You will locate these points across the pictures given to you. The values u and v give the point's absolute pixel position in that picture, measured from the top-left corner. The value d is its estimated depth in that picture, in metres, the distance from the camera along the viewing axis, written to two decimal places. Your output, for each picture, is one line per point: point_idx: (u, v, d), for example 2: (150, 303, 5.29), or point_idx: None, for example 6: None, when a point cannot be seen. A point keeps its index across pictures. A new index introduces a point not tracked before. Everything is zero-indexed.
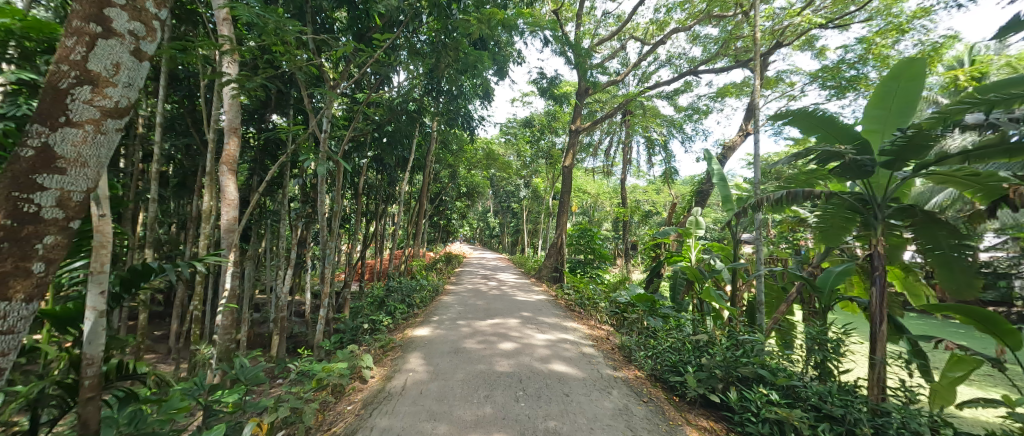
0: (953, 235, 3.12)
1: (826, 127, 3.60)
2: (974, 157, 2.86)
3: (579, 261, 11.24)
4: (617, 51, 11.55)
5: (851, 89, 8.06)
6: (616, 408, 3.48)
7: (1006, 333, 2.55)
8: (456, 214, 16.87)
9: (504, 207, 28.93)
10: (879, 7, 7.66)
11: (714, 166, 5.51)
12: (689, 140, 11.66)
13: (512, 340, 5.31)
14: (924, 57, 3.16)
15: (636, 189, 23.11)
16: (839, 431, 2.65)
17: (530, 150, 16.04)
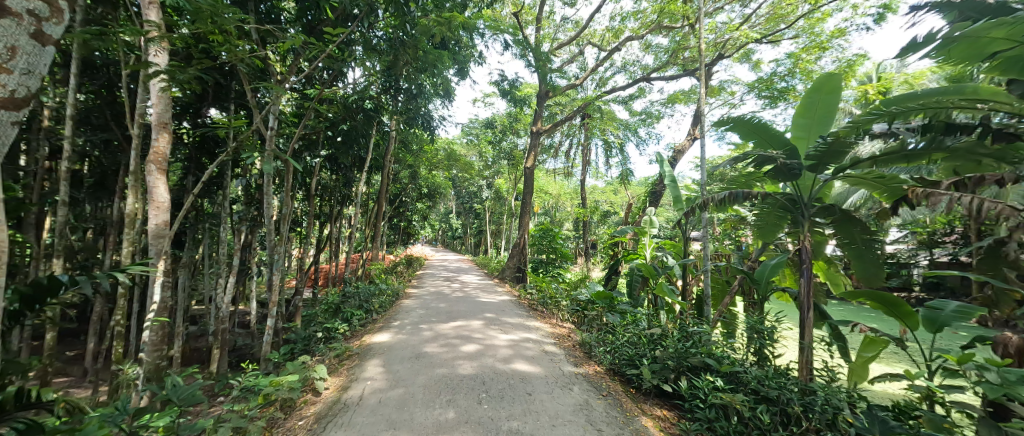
0: (865, 231, 3.53)
1: (760, 134, 3.87)
2: (880, 162, 3.21)
3: (541, 261, 11.42)
4: (575, 55, 11.92)
5: (782, 100, 8.90)
6: (576, 404, 3.58)
7: (907, 316, 2.89)
8: (417, 215, 16.54)
9: (466, 207, 28.78)
10: (804, 26, 8.51)
11: (666, 168, 5.83)
12: (642, 143, 12.29)
13: (475, 342, 5.27)
14: (840, 72, 3.43)
15: (595, 190, 23.90)
16: (773, 411, 2.89)
17: (492, 151, 16.07)
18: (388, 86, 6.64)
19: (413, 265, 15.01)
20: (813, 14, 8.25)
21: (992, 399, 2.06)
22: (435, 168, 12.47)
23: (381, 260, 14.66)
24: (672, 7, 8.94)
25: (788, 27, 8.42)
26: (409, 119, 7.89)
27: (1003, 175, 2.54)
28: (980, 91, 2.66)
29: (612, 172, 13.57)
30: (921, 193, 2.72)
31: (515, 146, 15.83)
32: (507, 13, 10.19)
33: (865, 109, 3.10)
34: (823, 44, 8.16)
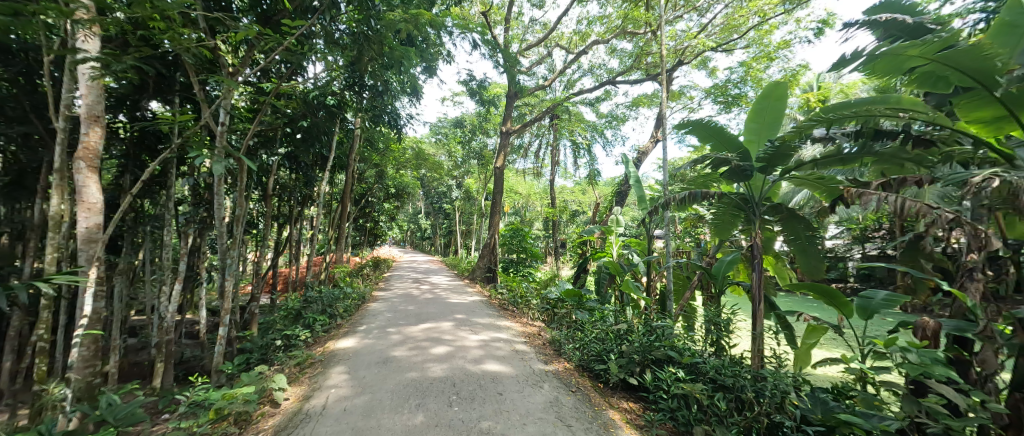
0: (808, 228, 3.84)
1: (717, 137, 4.10)
2: (820, 165, 3.49)
3: (511, 260, 11.46)
4: (543, 57, 12.07)
5: (735, 105, 9.49)
6: (547, 401, 3.63)
7: (842, 305, 3.14)
8: (384, 216, 16.11)
9: (435, 207, 28.38)
10: (754, 37, 9.11)
11: (631, 169, 6.05)
12: (608, 144, 12.66)
13: (445, 344, 5.21)
14: (786, 80, 3.70)
15: (564, 190, 24.34)
16: (729, 398, 3.08)
17: (461, 151, 15.94)
18: (351, 82, 6.40)
19: (381, 267, 14.62)
20: (762, 26, 8.85)
21: (913, 377, 2.26)
22: (402, 167, 12.19)
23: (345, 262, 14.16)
24: (635, 14, 9.30)
25: (740, 38, 8.99)
26: (374, 116, 7.63)
27: (921, 177, 2.85)
28: (902, 101, 2.96)
29: (580, 172, 13.86)
30: (854, 193, 2.99)
31: (484, 146, 15.85)
32: (475, 12, 10.16)
33: (807, 116, 3.36)
34: (770, 55, 8.77)
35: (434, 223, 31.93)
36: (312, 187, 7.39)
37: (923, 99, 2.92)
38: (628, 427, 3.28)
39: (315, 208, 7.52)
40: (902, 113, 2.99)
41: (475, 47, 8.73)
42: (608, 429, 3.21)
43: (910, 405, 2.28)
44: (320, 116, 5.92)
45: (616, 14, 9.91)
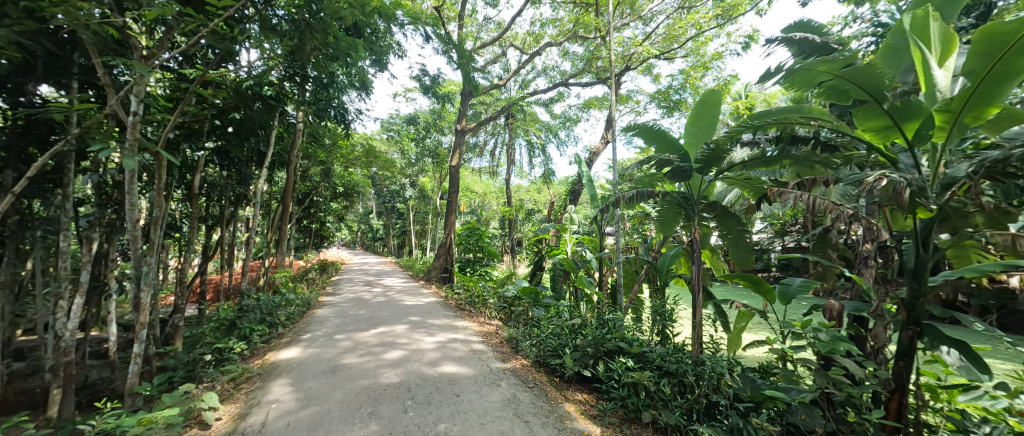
0: (739, 223, 4.22)
1: (661, 139, 4.40)
2: (748, 166, 3.86)
3: (467, 260, 11.35)
4: (497, 56, 12.12)
5: (677, 110, 10.23)
6: (504, 399, 3.66)
7: (766, 291, 3.48)
8: (331, 216, 15.29)
9: (387, 207, 27.50)
10: (691, 47, 9.86)
11: (584, 169, 6.31)
12: (563, 144, 13.02)
13: (399, 348, 5.04)
14: (719, 88, 4.04)
15: (519, 189, 24.66)
16: (673, 383, 3.30)
17: (414, 149, 15.56)
18: (293, 72, 5.94)
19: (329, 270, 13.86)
20: (699, 38, 9.61)
21: (823, 354, 2.54)
22: (350, 165, 11.61)
23: (288, 267, 13.25)
24: (586, 19, 9.67)
25: (680, 47, 9.69)
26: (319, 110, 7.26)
27: (827, 178, 3.26)
28: (812, 111, 3.35)
29: (535, 172, 14.10)
30: (776, 192, 3.34)
31: (439, 143, 15.82)
32: (429, 6, 9.95)
33: (736, 121, 3.71)
34: (706, 64, 9.53)
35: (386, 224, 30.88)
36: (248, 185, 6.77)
37: (828, 110, 3.32)
38: (583, 418, 3.41)
39: (252, 208, 6.91)
40: (812, 122, 3.38)
41: (429, 41, 8.53)
42: (564, 422, 3.32)
43: (821, 380, 2.53)
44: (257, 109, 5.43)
45: (568, 18, 10.30)
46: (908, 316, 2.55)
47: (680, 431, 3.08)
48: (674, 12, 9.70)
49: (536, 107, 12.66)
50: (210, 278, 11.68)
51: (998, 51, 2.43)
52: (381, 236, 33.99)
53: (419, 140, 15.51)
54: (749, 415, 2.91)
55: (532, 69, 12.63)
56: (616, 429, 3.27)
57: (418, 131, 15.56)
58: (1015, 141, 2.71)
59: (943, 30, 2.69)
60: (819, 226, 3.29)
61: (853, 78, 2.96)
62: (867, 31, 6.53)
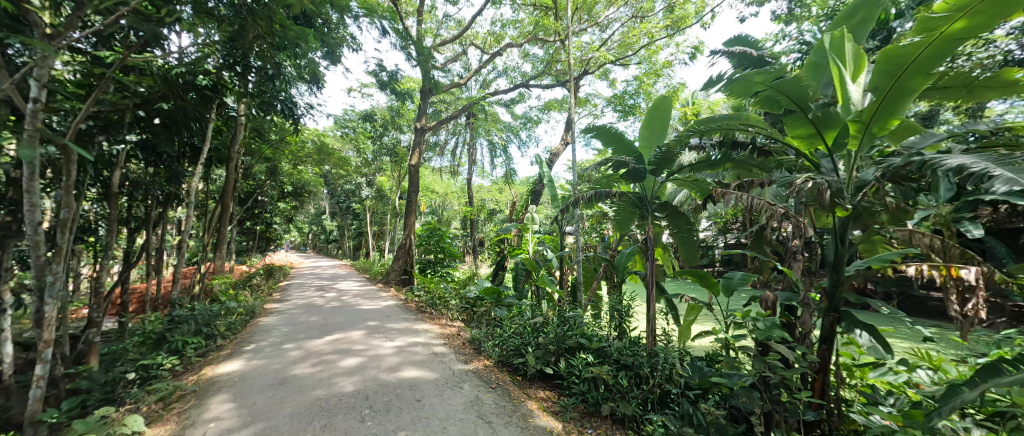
0: (688, 222, 4.48)
1: (618, 142, 4.59)
2: (694, 169, 4.12)
3: (428, 261, 11.08)
4: (458, 54, 12.01)
5: (631, 114, 10.73)
6: (467, 401, 3.62)
7: (711, 284, 3.74)
8: (279, 217, 14.38)
9: (343, 207, 26.35)
10: (644, 55, 10.40)
11: (545, 169, 6.45)
12: (524, 145, 13.17)
13: (356, 354, 4.83)
14: (670, 95, 4.28)
15: (481, 189, 24.54)
16: (631, 375, 3.45)
17: (370, 147, 15.02)
18: (233, 60, 5.49)
19: (276, 274, 13.00)
20: (651, 47, 10.16)
21: (761, 341, 2.76)
22: (300, 162, 10.95)
23: (230, 272, 12.28)
24: (545, 22, 9.89)
25: (634, 55, 10.16)
26: (264, 104, 6.17)
27: (762, 180, 3.57)
28: (750, 118, 3.66)
29: (496, 172, 14.16)
30: (720, 192, 3.61)
31: (398, 141, 15.45)
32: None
33: (684, 127, 3.97)
34: (658, 71, 10.10)
35: (340, 225, 29.57)
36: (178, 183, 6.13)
37: (763, 118, 3.64)
38: (545, 415, 3.47)
39: (185, 209, 6.28)
40: (750, 128, 3.69)
41: (386, 35, 8.27)
42: (527, 420, 3.36)
43: (760, 365, 2.75)
44: (190, 99, 5.07)
45: (528, 20, 10.47)
46: (829, 304, 2.84)
47: (636, 421, 3.24)
48: (628, 20, 10.19)
49: (497, 107, 12.72)
50: (137, 286, 10.56)
51: (898, 70, 2.80)
52: (334, 238, 32.47)
53: (376, 138, 14.99)
54: (698, 401, 3.12)
55: (493, 69, 12.70)
56: (577, 423, 3.37)
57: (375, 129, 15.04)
58: (911, 150, 3.11)
59: (856, 50, 3.05)
60: (756, 224, 3.60)
61: (783, 88, 3.27)
62: (795, 48, 7.24)
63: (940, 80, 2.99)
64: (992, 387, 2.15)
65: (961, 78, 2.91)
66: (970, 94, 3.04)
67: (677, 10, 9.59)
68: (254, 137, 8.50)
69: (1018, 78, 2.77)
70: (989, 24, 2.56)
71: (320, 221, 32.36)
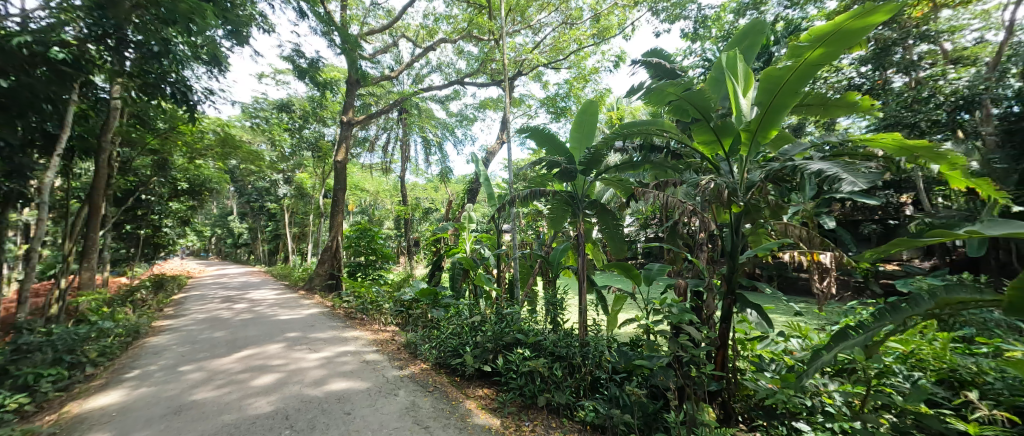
0: (614, 219, 4.79)
1: (550, 143, 4.82)
2: (618, 170, 4.44)
3: (358, 263, 10.37)
4: (388, 46, 11.51)
5: (563, 116, 11.74)
6: (402, 408, 3.51)
7: (634, 276, 4.05)
8: (172, 219, 12.49)
9: (255, 208, 23.82)
10: (573, 61, 11.04)
11: (481, 167, 6.51)
12: (459, 143, 13.10)
13: (274, 370, 4.40)
14: (596, 99, 4.56)
15: (416, 187, 23.51)
16: (565, 366, 3.61)
17: (288, 140, 13.70)
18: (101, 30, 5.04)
19: (170, 285, 11.27)
20: (580, 53, 10.82)
21: (674, 324, 3.08)
22: (198, 155, 9.57)
23: (104, 284, 10.36)
24: (480, 20, 9.92)
25: (564, 59, 10.74)
26: (145, 85, 6.02)
27: (675, 180, 3.95)
28: (664, 124, 3.99)
29: (431, 170, 13.86)
30: (640, 191, 3.93)
31: (320, 135, 14.30)
32: None
33: (610, 130, 4.24)
34: (586, 77, 10.97)
35: (251, 227, 26.64)
36: (25, 180, 5.05)
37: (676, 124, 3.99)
38: (483, 413, 3.53)
39: (36, 210, 5.07)
40: (664, 133, 4.04)
41: (303, 16, 7.65)
42: (465, 420, 3.37)
43: (675, 346, 3.06)
44: (38, 75, 4.42)
45: (462, 17, 10.41)
46: (727, 288, 3.24)
47: (570, 408, 3.44)
48: (559, 26, 10.65)
49: (431, 103, 12.48)
50: None
51: (776, 87, 3.31)
52: (244, 242, 29.22)
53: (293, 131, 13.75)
54: (623, 384, 3.39)
55: (426, 64, 12.43)
56: (514, 418, 3.47)
57: (292, 120, 13.60)
58: (785, 156, 3.69)
59: (744, 69, 3.59)
60: (671, 220, 3.98)
61: (690, 98, 3.66)
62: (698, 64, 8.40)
63: (804, 99, 3.61)
64: (841, 349, 2.67)
65: (818, 98, 3.55)
66: (825, 111, 3.72)
67: (602, 20, 10.34)
68: (137, 125, 7.84)
69: (857, 100, 3.49)
70: (834, 55, 3.20)
71: (226, 222, 28.86)
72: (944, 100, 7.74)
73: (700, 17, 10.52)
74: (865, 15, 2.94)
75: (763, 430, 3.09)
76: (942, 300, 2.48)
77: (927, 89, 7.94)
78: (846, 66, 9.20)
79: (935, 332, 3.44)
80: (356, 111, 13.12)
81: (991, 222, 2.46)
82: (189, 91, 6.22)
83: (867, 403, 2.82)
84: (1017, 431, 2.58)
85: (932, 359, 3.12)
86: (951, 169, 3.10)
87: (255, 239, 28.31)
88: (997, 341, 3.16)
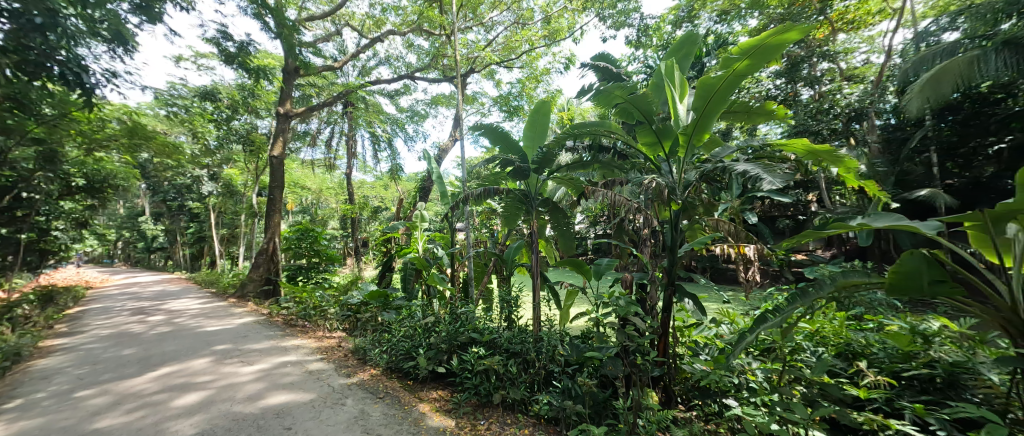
0: (565, 217, 4.95)
1: (504, 141, 4.90)
2: (570, 169, 4.59)
3: (299, 266, 9.69)
4: (330, 34, 10.82)
5: (516, 114, 12.17)
6: (351, 417, 3.39)
7: (585, 271, 4.20)
8: (64, 221, 10.78)
9: (173, 207, 21.35)
10: (525, 60, 11.23)
11: (435, 165, 6.47)
12: (409, 139, 12.72)
13: (202, 387, 4.02)
14: (549, 99, 4.72)
15: (363, 185, 22.33)
16: (520, 363, 3.67)
17: (212, 131, 12.41)
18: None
19: (61, 297, 9.73)
20: (532, 54, 11.05)
21: (622, 316, 3.25)
22: (98, 147, 8.79)
23: None
24: (431, 14, 9.60)
25: (517, 59, 10.82)
26: (26, 65, 5.10)
27: (622, 179, 4.20)
28: (611, 126, 4.17)
29: (380, 167, 13.21)
30: (590, 189, 4.10)
31: (252, 127, 13.07)
32: None
33: (561, 130, 4.38)
34: (538, 77, 11.32)
35: (166, 228, 23.81)
36: None
37: (622, 127, 4.18)
38: (437, 415, 3.49)
39: None
40: (611, 134, 4.23)
41: None
42: (418, 424, 3.33)
43: (622, 337, 3.23)
44: None
45: (412, 9, 10.12)
46: (668, 279, 3.47)
47: (524, 403, 3.51)
48: (511, 25, 10.72)
49: (379, 97, 11.93)
50: None
51: (709, 95, 3.58)
52: (158, 245, 26.04)
53: (219, 122, 11.72)
54: (575, 375, 3.51)
55: (373, 56, 11.87)
56: (469, 417, 3.48)
57: (217, 111, 11.67)
58: (716, 159, 4.03)
59: (680, 77, 3.88)
60: (619, 217, 4.18)
61: (635, 101, 3.86)
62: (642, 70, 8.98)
63: (731, 106, 3.99)
64: (761, 331, 2.96)
65: (743, 105, 3.95)
66: (749, 118, 4.12)
67: (553, 22, 10.65)
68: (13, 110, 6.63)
69: (773, 109, 3.89)
70: (756, 69, 3.56)
71: (135, 223, 25.54)
72: (840, 111, 9.15)
73: (643, 25, 11.16)
74: (780, 35, 3.33)
75: (699, 409, 3.38)
76: (841, 284, 2.86)
77: (827, 102, 9.23)
78: (764, 79, 10.31)
79: (835, 312, 4.01)
80: (294, 103, 12.17)
81: (875, 215, 2.90)
82: (85, 73, 5.41)
83: (784, 378, 3.19)
84: (895, 392, 3.10)
85: (832, 336, 3.67)
86: (845, 171, 3.61)
87: (172, 242, 25.36)
88: (880, 317, 3.78)
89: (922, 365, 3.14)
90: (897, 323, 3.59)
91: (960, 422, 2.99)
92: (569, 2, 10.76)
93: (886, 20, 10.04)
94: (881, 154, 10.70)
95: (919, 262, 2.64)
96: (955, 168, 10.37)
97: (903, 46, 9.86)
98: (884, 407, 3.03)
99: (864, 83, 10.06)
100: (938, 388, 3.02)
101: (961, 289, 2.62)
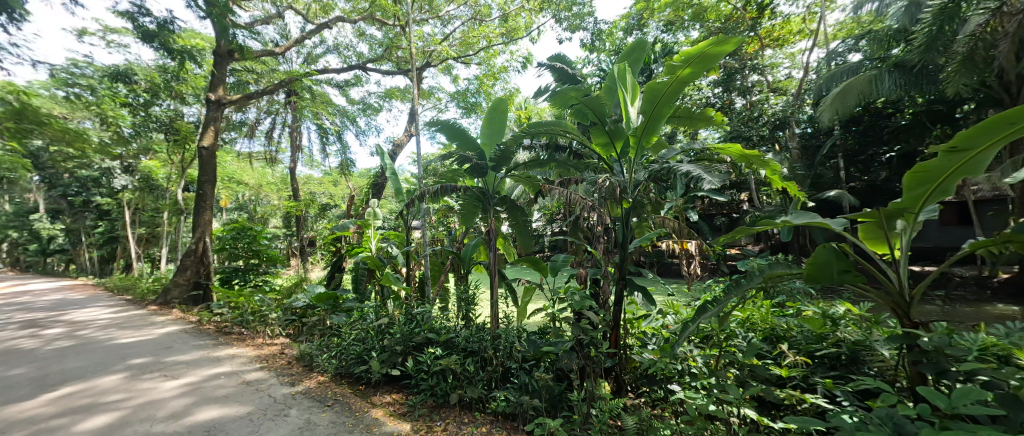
0: (521, 215, 5.01)
1: (461, 137, 4.90)
2: (527, 166, 4.66)
3: (235, 268, 8.92)
4: (271, 16, 9.99)
5: (473, 111, 12.23)
6: (295, 428, 3.19)
7: (541, 267, 4.27)
8: None
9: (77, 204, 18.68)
10: (482, 57, 11.15)
11: (389, 161, 6.24)
12: (360, 133, 12.14)
13: (116, 406, 3.56)
14: (507, 96, 4.79)
15: (309, 180, 21.00)
16: (477, 362, 3.66)
17: (126, 116, 10.99)
18: None
19: None
20: (489, 51, 11.06)
21: (575, 310, 3.35)
22: None
23: None
24: (383, 3, 9.23)
25: (474, 55, 10.78)
26: None
27: (576, 178, 4.39)
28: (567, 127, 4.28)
29: (328, 162, 12.44)
30: (546, 187, 4.20)
31: (177, 114, 11.74)
32: None
33: (519, 128, 4.43)
34: (495, 75, 11.37)
35: (67, 227, 20.79)
36: None
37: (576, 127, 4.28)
38: (391, 419, 3.39)
39: None
40: (566, 135, 4.33)
41: None
42: (371, 429, 3.22)
43: (576, 331, 3.32)
44: None
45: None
46: (619, 274, 3.61)
47: (482, 401, 3.52)
48: (468, 20, 10.54)
49: (327, 87, 11.19)
50: None
51: (656, 99, 3.76)
52: (57, 247, 22.69)
53: (135, 107, 10.69)
54: (532, 370, 3.57)
55: (320, 43, 11.09)
56: (425, 418, 3.43)
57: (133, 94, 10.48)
58: (662, 160, 4.28)
59: (631, 82, 4.07)
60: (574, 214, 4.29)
61: (590, 103, 3.98)
62: None
63: (676, 111, 4.26)
64: (702, 320, 3.17)
65: (686, 111, 4.24)
66: (691, 123, 4.42)
67: (510, 21, 10.72)
68: None
69: (712, 115, 4.20)
70: (698, 76, 3.80)
71: (26, 222, 22.03)
72: (767, 119, 10.12)
73: (597, 30, 11.50)
74: (719, 44, 3.60)
75: (647, 395, 3.62)
76: (768, 275, 3.13)
77: (757, 110, 10.16)
78: (704, 87, 11.10)
79: (762, 300, 4.44)
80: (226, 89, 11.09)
81: (794, 213, 3.18)
82: None
83: (721, 364, 3.47)
84: (810, 370, 3.49)
85: (760, 322, 4.06)
86: (771, 173, 3.97)
87: (76, 243, 22.21)
88: (799, 304, 4.23)
89: (832, 345, 3.55)
90: (812, 309, 4.05)
91: (860, 393, 3.44)
92: (527, 2, 10.83)
93: (805, 39, 11.22)
94: (799, 158, 11.94)
95: (829, 255, 2.98)
96: (856, 171, 11.91)
97: (818, 63, 11.10)
98: (802, 384, 3.40)
99: (787, 95, 11.17)
100: (844, 364, 3.44)
101: (862, 277, 2.97)
